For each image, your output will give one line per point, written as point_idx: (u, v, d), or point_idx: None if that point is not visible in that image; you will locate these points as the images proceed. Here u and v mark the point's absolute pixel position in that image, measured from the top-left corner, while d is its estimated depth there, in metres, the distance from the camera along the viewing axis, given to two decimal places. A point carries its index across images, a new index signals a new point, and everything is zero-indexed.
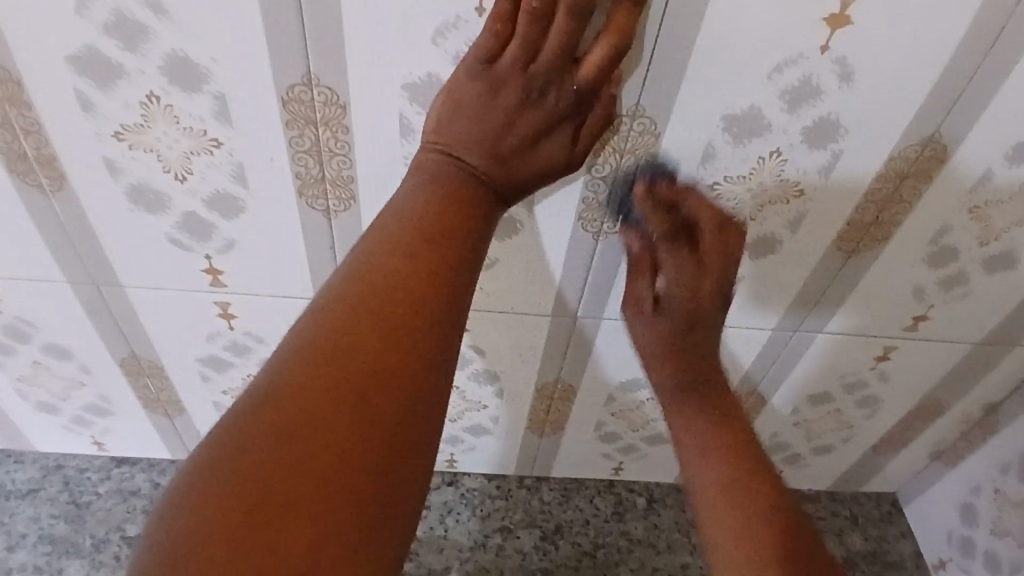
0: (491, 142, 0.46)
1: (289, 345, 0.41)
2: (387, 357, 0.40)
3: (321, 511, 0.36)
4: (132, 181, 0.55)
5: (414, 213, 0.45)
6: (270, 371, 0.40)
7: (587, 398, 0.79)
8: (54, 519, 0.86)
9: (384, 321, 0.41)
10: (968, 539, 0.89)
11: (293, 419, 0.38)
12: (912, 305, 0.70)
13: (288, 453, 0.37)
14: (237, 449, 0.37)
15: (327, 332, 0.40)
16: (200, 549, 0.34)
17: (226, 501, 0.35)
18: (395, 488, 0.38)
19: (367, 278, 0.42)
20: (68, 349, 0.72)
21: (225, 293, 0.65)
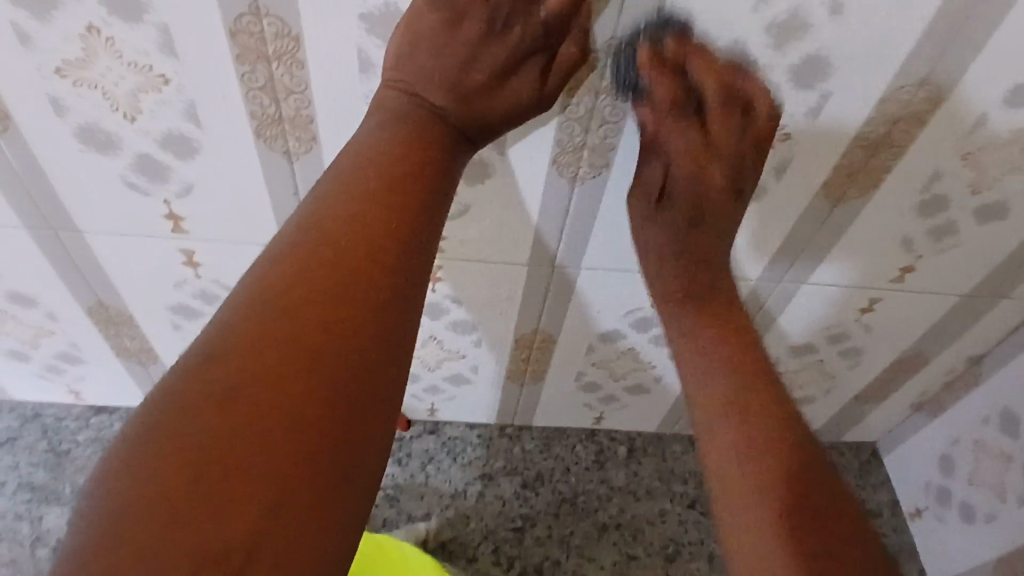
0: (454, 79, 0.43)
1: (235, 299, 0.38)
2: (345, 312, 0.37)
3: (274, 479, 0.33)
4: (80, 121, 0.52)
5: (376, 156, 0.42)
6: (215, 328, 0.37)
7: (567, 348, 0.78)
8: (33, 468, 0.86)
9: (341, 272, 0.38)
10: (944, 488, 0.90)
11: (241, 381, 0.35)
12: (899, 254, 0.68)
13: (235, 420, 0.34)
14: (178, 415, 0.34)
15: (279, 282, 0.38)
16: (139, 515, 0.31)
17: (164, 474, 0.32)
18: (354, 449, 0.36)
19: (322, 228, 0.39)
20: (34, 298, 0.71)
21: (188, 240, 0.62)
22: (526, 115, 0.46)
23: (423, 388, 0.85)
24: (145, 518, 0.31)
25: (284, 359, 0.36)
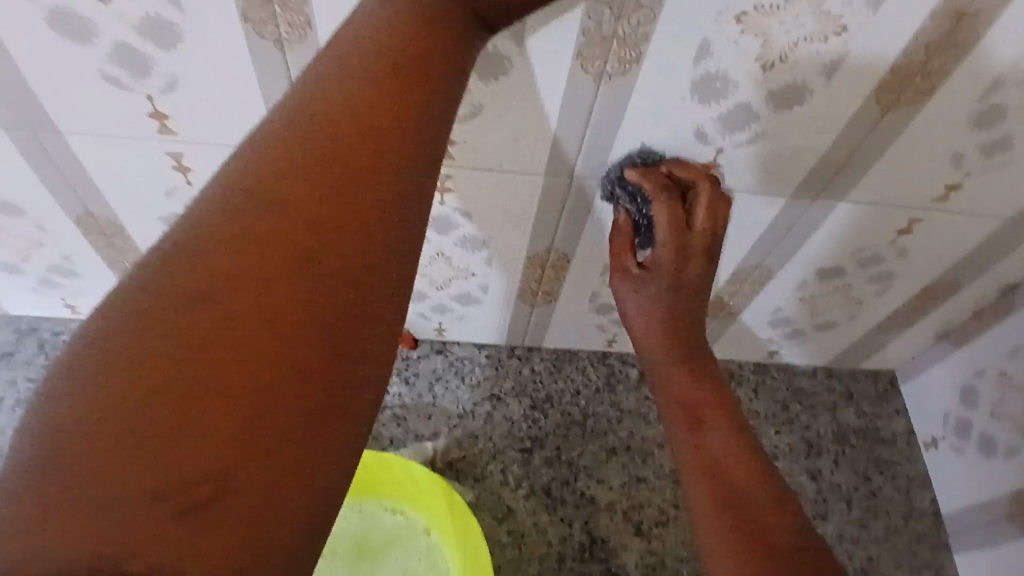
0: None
1: (211, 200, 0.33)
2: (339, 224, 0.34)
3: (262, 395, 0.30)
4: (49, 3, 0.46)
5: (372, 45, 0.37)
6: (188, 231, 0.32)
7: (582, 269, 0.74)
8: (32, 383, 0.84)
9: (339, 168, 0.34)
10: (966, 420, 0.87)
11: (221, 293, 0.31)
12: (945, 172, 0.62)
13: (215, 336, 0.30)
14: (145, 326, 0.30)
15: (266, 178, 0.33)
16: (101, 433, 0.27)
17: (128, 391, 0.28)
18: (354, 364, 0.33)
19: (313, 127, 0.35)
20: (17, 205, 0.66)
21: (177, 143, 0.57)
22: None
23: (431, 307, 0.82)
24: (106, 440, 0.27)
25: (270, 273, 0.32)
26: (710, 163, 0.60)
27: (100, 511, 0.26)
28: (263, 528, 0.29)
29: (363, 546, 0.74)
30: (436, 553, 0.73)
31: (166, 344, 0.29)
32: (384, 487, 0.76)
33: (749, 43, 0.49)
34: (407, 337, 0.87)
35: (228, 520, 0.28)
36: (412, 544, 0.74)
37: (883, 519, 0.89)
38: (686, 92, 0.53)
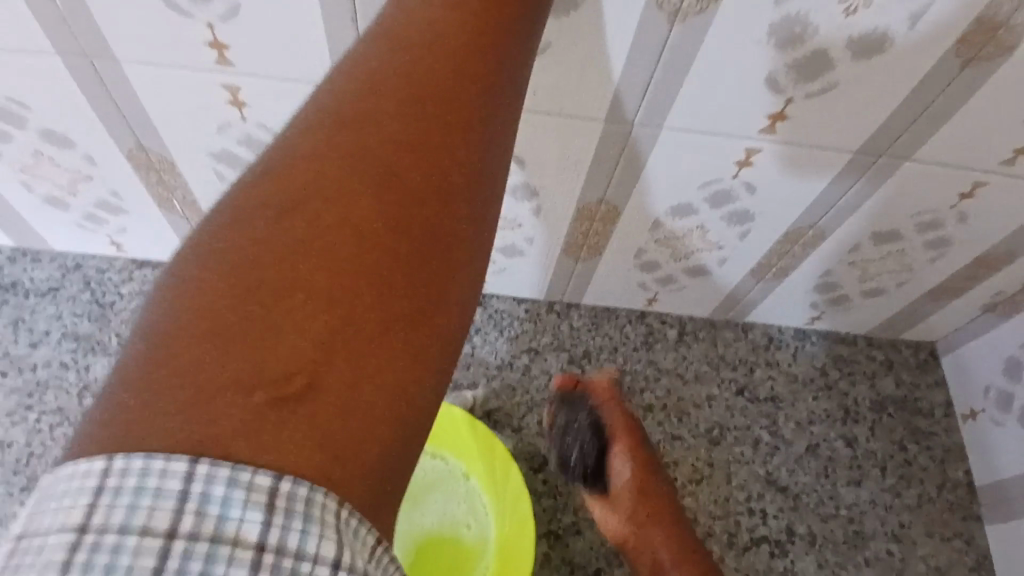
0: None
1: (302, 126, 0.35)
2: (419, 152, 0.35)
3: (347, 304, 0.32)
4: None
5: None
6: (282, 153, 0.34)
7: (631, 223, 0.73)
8: (76, 318, 0.85)
9: (419, 94, 0.35)
10: (1007, 392, 0.84)
11: (307, 215, 0.33)
12: (1019, 133, 0.59)
13: (300, 255, 0.32)
14: (239, 240, 0.32)
15: (350, 105, 0.35)
16: (204, 331, 0.30)
17: (225, 300, 0.31)
18: (434, 284, 0.34)
19: (394, 58, 0.36)
20: (68, 136, 0.66)
21: (234, 76, 0.57)
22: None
23: None
24: (205, 342, 0.30)
25: (354, 197, 0.33)
26: (777, 115, 0.58)
27: (199, 404, 0.28)
28: (343, 434, 0.30)
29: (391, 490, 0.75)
30: (464, 486, 0.76)
31: (259, 257, 0.32)
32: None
33: None
34: None
35: (313, 422, 0.30)
36: (439, 481, 0.76)
37: (916, 487, 0.88)
38: (762, 36, 0.51)
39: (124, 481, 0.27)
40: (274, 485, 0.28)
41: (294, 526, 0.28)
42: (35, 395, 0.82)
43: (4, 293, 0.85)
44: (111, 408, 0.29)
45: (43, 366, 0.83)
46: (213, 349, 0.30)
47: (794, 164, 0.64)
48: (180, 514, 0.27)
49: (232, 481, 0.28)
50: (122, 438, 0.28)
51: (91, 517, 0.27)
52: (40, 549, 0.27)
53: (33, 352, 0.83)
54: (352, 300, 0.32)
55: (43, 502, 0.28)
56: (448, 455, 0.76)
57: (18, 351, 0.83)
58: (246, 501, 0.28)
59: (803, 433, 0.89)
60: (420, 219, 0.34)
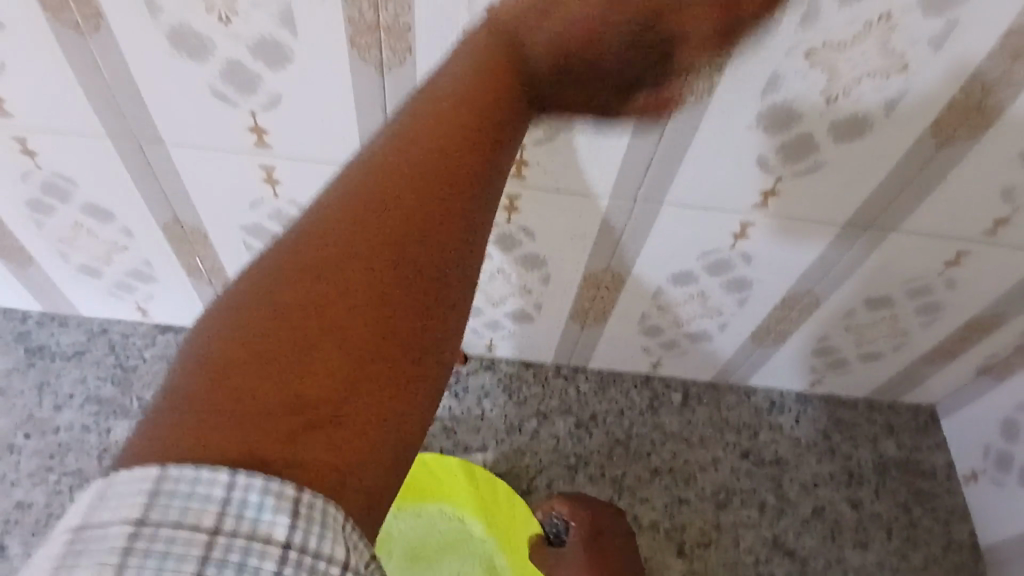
0: (558, 43, 0.40)
1: (342, 173, 0.36)
2: (454, 185, 0.35)
3: (377, 345, 0.31)
4: (173, 23, 0.51)
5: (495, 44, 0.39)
6: (322, 197, 0.35)
7: (635, 290, 0.77)
8: (100, 382, 0.88)
9: (458, 143, 0.35)
10: (1005, 453, 0.86)
11: (343, 243, 0.33)
12: (996, 206, 0.63)
13: (335, 285, 0.32)
14: (277, 278, 0.32)
15: (390, 151, 0.35)
16: (238, 364, 0.30)
17: (260, 336, 0.31)
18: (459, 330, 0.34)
19: (432, 102, 0.37)
20: (109, 210, 0.71)
21: (269, 156, 0.62)
22: (607, 79, 0.43)
23: (485, 322, 0.85)
24: (241, 374, 0.30)
25: (386, 227, 0.33)
26: (768, 191, 0.62)
27: (233, 431, 0.28)
28: (368, 464, 0.30)
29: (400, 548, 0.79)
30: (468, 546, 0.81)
31: (294, 295, 0.32)
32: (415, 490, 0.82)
33: (816, 77, 0.52)
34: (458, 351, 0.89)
35: (340, 449, 0.29)
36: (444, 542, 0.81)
37: (922, 549, 0.89)
38: (752, 122, 0.56)
39: (175, 486, 0.27)
40: (297, 500, 0.28)
41: (314, 531, 0.28)
42: (57, 456, 0.84)
43: (32, 357, 0.89)
44: (156, 424, 0.29)
45: (66, 429, 0.85)
46: (249, 380, 0.30)
47: (787, 235, 0.68)
48: (219, 515, 0.27)
49: (261, 492, 0.28)
50: (160, 452, 0.28)
51: (148, 511, 0.27)
52: (99, 542, 0.27)
53: (56, 415, 0.86)
54: (385, 328, 0.32)
55: (98, 501, 0.28)
56: (454, 515, 0.82)
57: (41, 414, 0.86)
58: (276, 510, 0.28)
59: (809, 496, 0.90)
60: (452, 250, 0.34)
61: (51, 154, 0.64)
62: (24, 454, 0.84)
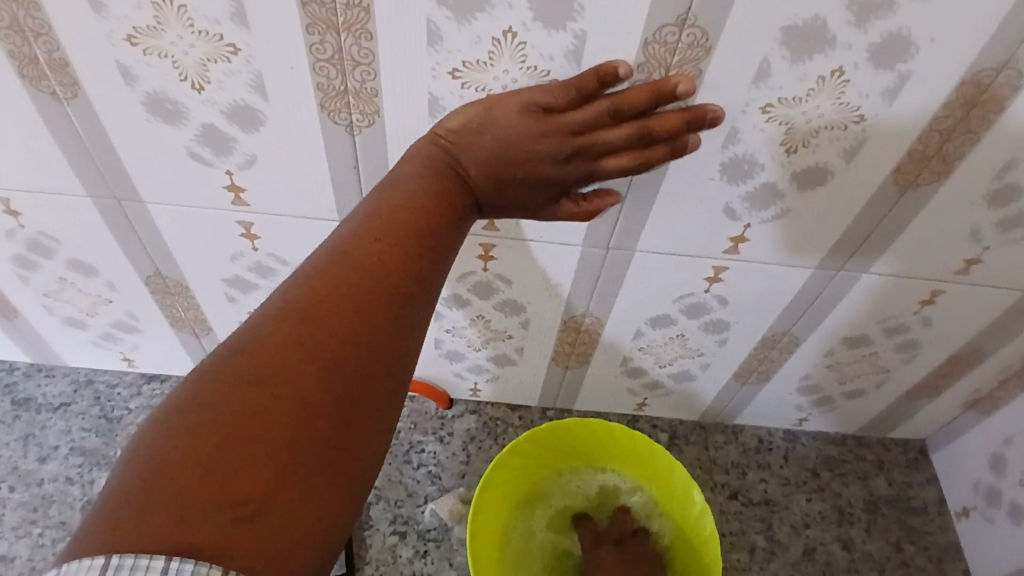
0: (495, 154, 0.48)
1: (280, 293, 0.41)
2: (367, 296, 0.41)
3: (299, 443, 0.36)
4: (149, 90, 0.52)
5: (428, 169, 0.48)
6: (261, 314, 0.40)
7: (614, 333, 0.78)
8: (85, 433, 0.88)
9: (377, 267, 0.42)
10: (995, 489, 0.85)
11: (271, 352, 0.38)
12: (965, 246, 0.64)
13: (269, 388, 0.37)
14: (216, 387, 0.37)
15: (322, 275, 0.41)
16: (180, 461, 0.34)
17: (199, 435, 0.35)
18: (368, 428, 0.39)
19: (367, 230, 0.44)
20: (92, 265, 0.72)
21: (247, 213, 0.63)
22: (537, 182, 0.50)
23: (468, 367, 0.85)
24: (183, 470, 0.34)
25: (312, 333, 0.39)
26: (737, 237, 0.64)
27: (173, 518, 0.32)
28: (289, 542, 0.34)
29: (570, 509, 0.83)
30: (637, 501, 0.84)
31: (231, 398, 0.36)
32: (580, 456, 0.83)
33: (773, 129, 0.53)
34: (442, 395, 0.90)
35: (265, 530, 0.33)
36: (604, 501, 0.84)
37: None
38: (715, 172, 0.57)
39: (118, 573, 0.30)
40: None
41: None
42: (40, 508, 0.84)
43: (19, 409, 0.89)
44: (100, 522, 0.33)
45: (50, 481, 0.85)
46: (188, 476, 0.33)
47: (760, 278, 0.69)
48: None
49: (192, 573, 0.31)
50: (108, 541, 0.31)
51: None
52: None
53: (40, 467, 0.86)
54: (303, 424, 0.36)
55: None
56: (618, 477, 0.84)
57: (26, 466, 0.86)
58: None
59: (799, 537, 0.89)
60: (365, 351, 0.40)
61: (35, 213, 0.66)
62: (8, 507, 0.84)
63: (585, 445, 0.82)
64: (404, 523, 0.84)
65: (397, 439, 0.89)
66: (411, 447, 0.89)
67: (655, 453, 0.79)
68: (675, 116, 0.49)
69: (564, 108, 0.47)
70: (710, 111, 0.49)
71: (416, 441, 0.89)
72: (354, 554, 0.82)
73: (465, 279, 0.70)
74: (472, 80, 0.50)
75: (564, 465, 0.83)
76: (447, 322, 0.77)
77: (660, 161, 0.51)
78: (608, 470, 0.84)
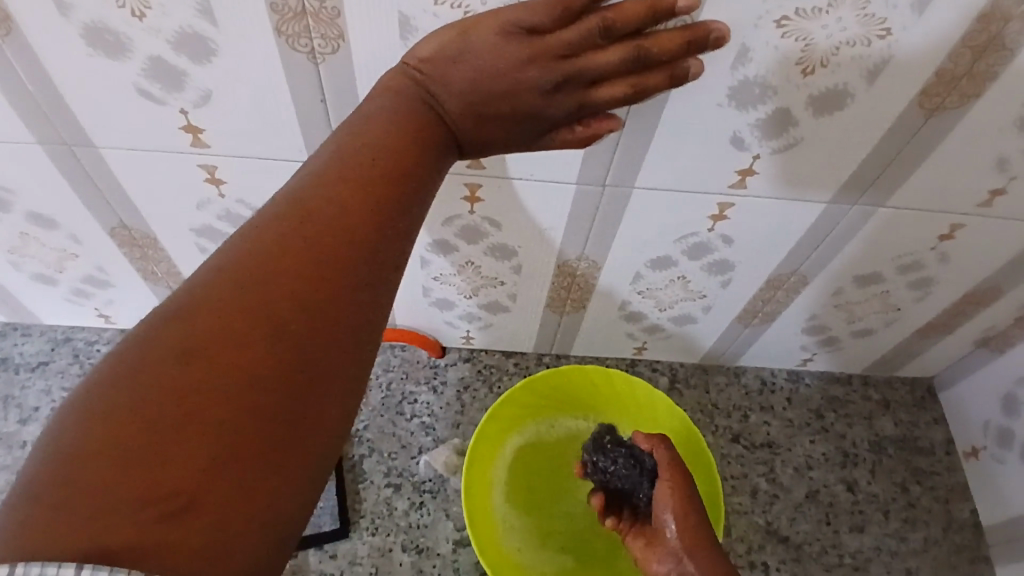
0: (472, 85, 0.43)
1: (219, 261, 0.38)
2: (316, 268, 0.38)
3: (236, 433, 0.34)
4: (85, 20, 0.46)
5: (391, 110, 0.43)
6: (198, 285, 0.37)
7: (612, 277, 0.74)
8: (65, 392, 0.85)
9: (328, 235, 0.39)
10: (1007, 430, 0.83)
11: (208, 327, 0.36)
12: (991, 176, 0.59)
13: (204, 372, 0.34)
14: (146, 369, 0.34)
15: (263, 244, 0.38)
16: (103, 454, 0.32)
17: (124, 426, 0.33)
18: (316, 412, 0.37)
19: (316, 190, 0.40)
20: (51, 218, 0.67)
21: (209, 156, 0.58)
22: (521, 117, 0.45)
23: (459, 315, 0.81)
24: (106, 463, 0.32)
25: (254, 308, 0.36)
26: (745, 170, 0.58)
27: (94, 517, 0.30)
28: (225, 538, 0.33)
29: (569, 463, 0.80)
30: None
31: (162, 383, 0.34)
32: (580, 407, 0.80)
33: (788, 47, 0.48)
34: (434, 344, 0.86)
35: (197, 527, 0.32)
36: None
37: (920, 531, 0.86)
38: (723, 98, 0.52)
39: None
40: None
41: None
42: None
43: None
44: (15, 507, 0.31)
45: (34, 443, 0.83)
46: (112, 470, 0.31)
47: (768, 215, 0.64)
48: None
49: None
50: (20, 542, 0.29)
51: None
52: None
53: (22, 429, 0.83)
54: (239, 413, 0.34)
55: None
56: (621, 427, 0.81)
57: (8, 428, 0.83)
58: None
59: (803, 479, 0.87)
60: (313, 330, 0.37)
61: None
62: None
63: (584, 394, 0.79)
64: (398, 475, 0.82)
65: (388, 390, 0.86)
66: (404, 398, 0.86)
67: (655, 401, 0.77)
68: (674, 37, 0.42)
69: (550, 29, 0.42)
70: (713, 29, 0.43)
71: (408, 392, 0.86)
72: (348, 508, 0.80)
73: (451, 223, 0.65)
74: None
75: (564, 417, 0.80)
76: (434, 269, 0.73)
77: (660, 88, 0.44)
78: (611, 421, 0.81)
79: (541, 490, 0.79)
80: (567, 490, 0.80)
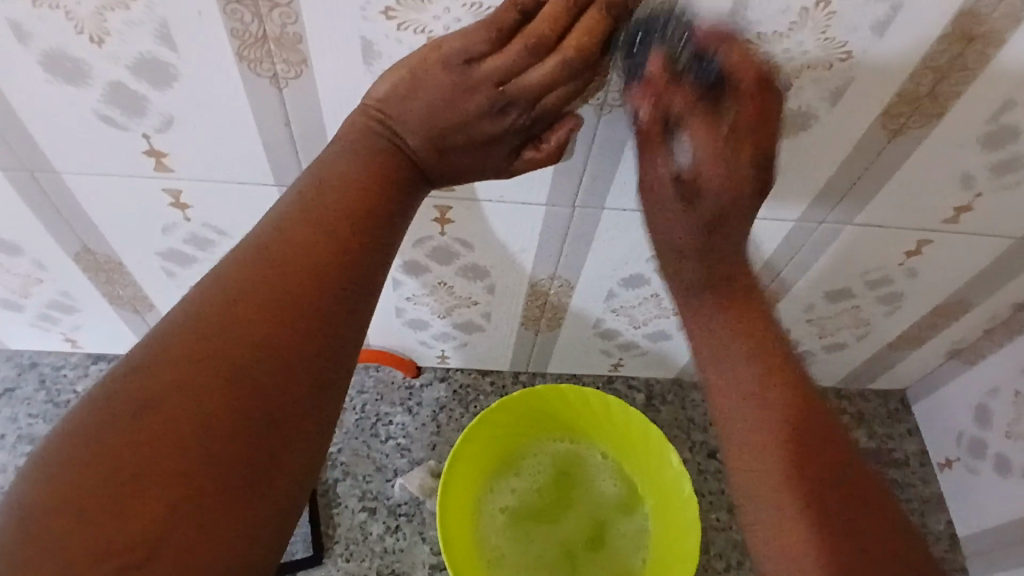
0: (427, 121, 0.43)
1: (185, 306, 0.38)
2: (281, 308, 0.38)
3: (201, 478, 0.34)
4: (43, 47, 0.45)
5: (356, 147, 0.43)
6: (163, 331, 0.37)
7: (585, 295, 0.73)
8: (31, 419, 0.83)
9: (294, 275, 0.39)
10: (979, 440, 0.84)
11: (172, 375, 0.36)
12: (956, 193, 0.60)
13: (169, 419, 0.35)
14: (111, 418, 0.34)
15: (227, 290, 0.38)
16: (70, 506, 0.32)
17: (92, 476, 0.33)
18: (283, 453, 0.37)
19: (282, 231, 0.40)
20: (14, 243, 0.66)
21: (174, 180, 0.57)
22: (481, 144, 0.45)
23: (434, 335, 0.81)
24: (75, 515, 0.32)
25: (219, 351, 0.37)
26: None
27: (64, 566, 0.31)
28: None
29: (547, 484, 0.80)
30: (615, 475, 0.81)
31: (126, 432, 0.34)
32: (558, 424, 0.81)
33: None
34: (408, 364, 0.86)
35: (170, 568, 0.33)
36: (585, 471, 0.81)
37: None
38: None
39: None
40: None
41: None
42: None
43: None
44: None
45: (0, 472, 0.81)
46: (79, 521, 0.32)
47: None
48: None
49: None
50: None
51: None
52: None
53: None
54: (203, 457, 0.34)
55: None
56: (600, 448, 0.82)
57: None
58: None
59: None
60: (277, 369, 0.37)
61: None
62: None
63: (562, 413, 0.79)
64: (373, 498, 0.81)
65: (363, 412, 0.85)
66: (378, 420, 0.85)
67: (631, 419, 0.76)
68: (591, 17, 0.41)
69: (486, 55, 0.41)
70: None
71: (383, 413, 0.85)
72: (322, 533, 0.79)
73: (423, 244, 0.65)
74: (409, 22, 0.44)
75: (541, 434, 0.81)
76: (406, 290, 0.72)
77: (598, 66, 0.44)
78: (591, 441, 0.82)
79: (523, 513, 0.78)
80: (548, 517, 0.78)
